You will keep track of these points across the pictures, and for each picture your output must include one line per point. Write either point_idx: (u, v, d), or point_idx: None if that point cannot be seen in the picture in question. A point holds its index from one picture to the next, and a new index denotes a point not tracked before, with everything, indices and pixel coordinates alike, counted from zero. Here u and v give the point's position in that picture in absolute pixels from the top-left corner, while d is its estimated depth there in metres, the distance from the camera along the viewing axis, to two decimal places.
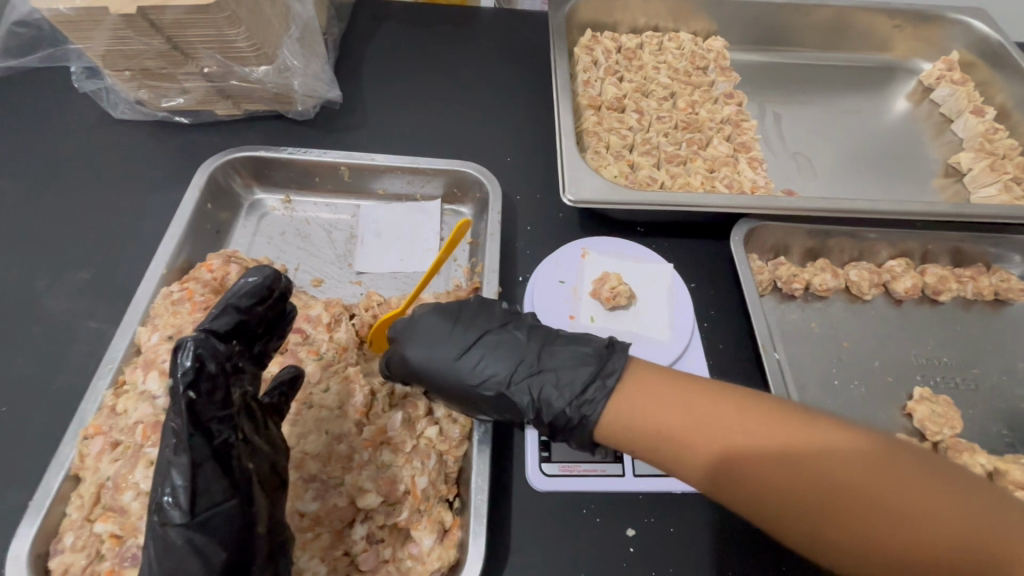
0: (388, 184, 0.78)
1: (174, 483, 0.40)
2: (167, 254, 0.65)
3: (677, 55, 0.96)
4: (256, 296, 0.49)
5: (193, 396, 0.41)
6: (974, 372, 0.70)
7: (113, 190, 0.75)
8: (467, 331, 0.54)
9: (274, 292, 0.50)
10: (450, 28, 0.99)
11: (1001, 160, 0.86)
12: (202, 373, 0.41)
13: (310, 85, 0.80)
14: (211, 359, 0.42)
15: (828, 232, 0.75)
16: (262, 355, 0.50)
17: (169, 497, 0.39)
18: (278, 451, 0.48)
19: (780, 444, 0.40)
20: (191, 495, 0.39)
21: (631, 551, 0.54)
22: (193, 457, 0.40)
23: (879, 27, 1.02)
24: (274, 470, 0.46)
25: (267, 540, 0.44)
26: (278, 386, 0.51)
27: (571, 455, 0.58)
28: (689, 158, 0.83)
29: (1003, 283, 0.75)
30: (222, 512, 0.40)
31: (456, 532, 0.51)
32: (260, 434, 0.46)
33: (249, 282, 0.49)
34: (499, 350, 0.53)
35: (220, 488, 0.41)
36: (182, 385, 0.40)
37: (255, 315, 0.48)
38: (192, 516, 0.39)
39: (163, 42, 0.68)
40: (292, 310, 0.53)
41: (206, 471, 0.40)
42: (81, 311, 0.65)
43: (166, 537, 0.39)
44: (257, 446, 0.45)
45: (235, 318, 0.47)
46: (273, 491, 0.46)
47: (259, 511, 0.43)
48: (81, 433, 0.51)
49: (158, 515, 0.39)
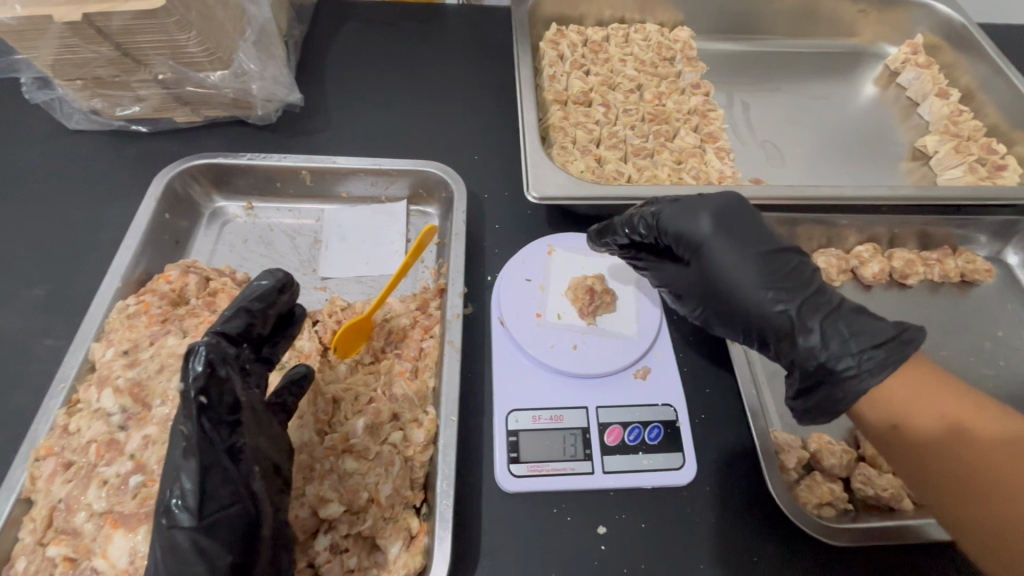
0: (352, 187, 0.77)
1: (182, 486, 0.38)
2: (123, 267, 0.64)
3: (644, 46, 0.95)
4: (267, 299, 0.49)
5: (204, 400, 0.40)
6: (943, 354, 0.70)
7: (68, 204, 0.74)
8: (764, 242, 0.56)
9: (285, 295, 0.50)
10: (414, 26, 0.98)
11: (966, 141, 0.86)
12: (213, 377, 0.41)
13: (269, 89, 0.79)
14: (222, 364, 0.42)
15: (796, 220, 0.74)
16: (270, 357, 0.50)
17: (178, 499, 0.38)
18: (281, 452, 0.47)
19: (918, 411, 0.47)
20: (200, 497, 0.38)
21: (602, 549, 0.53)
22: (202, 461, 0.39)
23: (844, 13, 1.02)
24: (278, 473, 0.45)
25: (271, 542, 0.43)
26: (287, 386, 0.51)
27: (540, 455, 0.57)
28: (656, 150, 0.82)
29: (969, 265, 0.75)
30: (228, 516, 0.39)
31: (423, 537, 0.51)
32: (266, 436, 0.45)
33: (260, 285, 0.49)
34: (726, 245, 0.55)
35: (227, 491, 0.40)
36: (193, 389, 0.40)
37: (264, 318, 0.48)
38: (200, 519, 0.38)
39: (112, 50, 0.66)
40: (301, 312, 0.53)
41: (216, 474, 0.39)
42: (35, 329, 0.64)
43: (172, 541, 0.38)
44: (264, 448, 0.45)
45: (244, 321, 0.47)
46: (277, 493, 0.45)
47: (266, 514, 0.42)
48: (33, 455, 0.51)
49: (165, 518, 0.38)
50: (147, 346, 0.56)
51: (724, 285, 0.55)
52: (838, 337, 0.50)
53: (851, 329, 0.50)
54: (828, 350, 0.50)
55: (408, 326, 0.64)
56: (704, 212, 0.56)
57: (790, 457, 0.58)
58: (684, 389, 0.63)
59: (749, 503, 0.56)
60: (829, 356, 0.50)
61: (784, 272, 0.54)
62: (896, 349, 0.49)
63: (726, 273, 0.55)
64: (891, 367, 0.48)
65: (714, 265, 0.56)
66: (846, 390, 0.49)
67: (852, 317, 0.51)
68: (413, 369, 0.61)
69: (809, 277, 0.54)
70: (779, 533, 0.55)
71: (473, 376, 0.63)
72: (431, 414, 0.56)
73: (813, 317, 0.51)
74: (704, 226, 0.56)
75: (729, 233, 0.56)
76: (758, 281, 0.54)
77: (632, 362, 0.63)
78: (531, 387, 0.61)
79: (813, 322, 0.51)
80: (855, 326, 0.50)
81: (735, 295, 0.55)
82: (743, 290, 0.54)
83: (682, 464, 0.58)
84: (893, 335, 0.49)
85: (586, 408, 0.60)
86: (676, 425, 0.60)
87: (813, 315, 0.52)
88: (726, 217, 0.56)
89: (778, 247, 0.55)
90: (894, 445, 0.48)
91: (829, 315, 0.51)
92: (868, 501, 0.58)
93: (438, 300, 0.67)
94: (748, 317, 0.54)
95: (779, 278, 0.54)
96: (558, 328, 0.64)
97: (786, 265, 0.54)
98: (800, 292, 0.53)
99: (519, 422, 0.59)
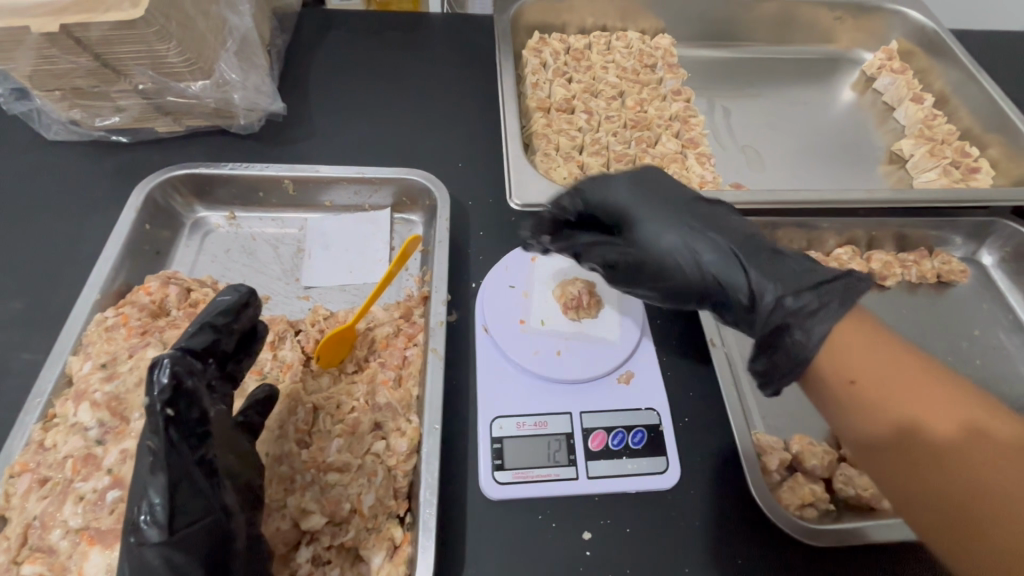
0: (335, 196, 0.77)
1: (151, 501, 0.38)
2: (102, 278, 0.63)
3: (625, 54, 0.96)
4: (232, 314, 0.49)
5: (171, 412, 0.40)
6: (922, 354, 0.71)
7: (47, 216, 0.73)
8: (678, 195, 0.61)
9: (250, 309, 0.50)
10: (397, 34, 0.98)
11: (941, 145, 0.88)
12: (180, 390, 0.41)
13: (251, 99, 0.79)
14: (188, 376, 0.42)
15: (776, 224, 0.75)
16: (234, 374, 0.49)
17: (146, 516, 0.38)
18: (253, 470, 0.47)
19: (920, 407, 0.44)
20: (169, 511, 0.38)
21: (587, 555, 0.53)
22: (171, 476, 0.39)
23: (820, 21, 1.04)
24: (252, 489, 0.46)
25: (246, 557, 0.43)
26: (252, 405, 0.51)
27: (524, 462, 0.57)
28: (638, 156, 0.83)
29: (945, 266, 0.77)
30: (199, 529, 0.39)
31: (407, 547, 0.50)
32: (236, 453, 0.46)
33: (222, 301, 0.49)
34: (643, 208, 0.60)
35: (198, 505, 0.40)
36: (159, 402, 0.40)
37: (228, 332, 0.48)
38: (169, 534, 0.38)
39: (91, 60, 0.65)
40: (264, 327, 0.52)
41: (185, 489, 0.39)
42: (13, 343, 0.63)
43: (142, 558, 0.38)
44: (234, 465, 0.45)
45: (210, 336, 0.47)
46: (250, 509, 0.45)
47: (239, 528, 0.42)
48: (8, 471, 0.50)
49: (134, 536, 0.38)
50: (125, 359, 0.55)
51: (654, 242, 0.58)
52: (772, 283, 0.53)
53: (779, 273, 0.53)
54: (781, 286, 0.52)
55: (391, 334, 0.64)
56: (619, 179, 0.62)
57: (772, 459, 0.59)
58: (668, 393, 0.63)
59: (734, 507, 0.56)
60: (784, 292, 0.52)
61: (731, 228, 0.59)
62: (846, 286, 0.50)
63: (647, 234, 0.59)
64: (832, 319, 0.49)
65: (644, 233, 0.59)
66: (808, 332, 0.49)
67: (783, 270, 0.54)
68: (397, 378, 0.60)
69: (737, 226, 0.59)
70: (764, 537, 0.55)
71: (458, 383, 0.63)
72: (414, 423, 0.56)
73: (738, 271, 0.55)
74: (623, 191, 0.61)
75: (654, 192, 0.61)
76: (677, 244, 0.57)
77: (614, 366, 0.63)
78: (516, 394, 0.61)
79: (743, 272, 0.55)
80: (767, 272, 0.54)
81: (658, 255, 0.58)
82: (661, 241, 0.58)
83: (666, 468, 0.58)
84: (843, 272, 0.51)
85: (570, 413, 0.60)
86: (659, 428, 0.60)
87: (749, 262, 0.55)
88: (643, 184, 0.62)
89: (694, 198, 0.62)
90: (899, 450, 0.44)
91: (750, 248, 0.56)
92: (849, 502, 0.59)
93: (422, 307, 0.67)
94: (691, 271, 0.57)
95: (702, 222, 0.58)
96: (541, 334, 0.64)
97: (696, 213, 0.59)
98: (732, 236, 0.57)
99: (504, 429, 0.59)
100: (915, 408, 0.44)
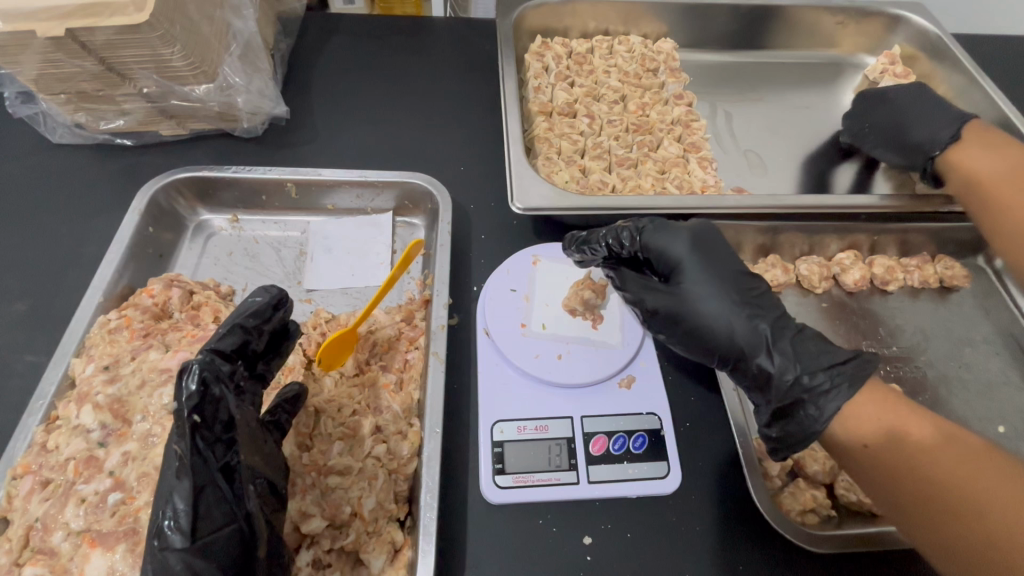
0: (338, 200, 0.77)
1: (175, 507, 0.38)
2: (105, 281, 0.63)
3: (628, 57, 0.97)
4: (262, 316, 0.50)
5: (197, 419, 0.41)
6: (924, 359, 0.71)
7: (51, 219, 0.73)
8: (732, 273, 0.56)
9: (279, 311, 0.51)
10: (400, 38, 0.98)
11: None
12: (208, 396, 0.42)
13: (254, 102, 0.79)
14: (216, 382, 0.43)
15: (778, 228, 0.75)
16: (264, 374, 0.50)
17: (170, 521, 0.38)
18: (277, 470, 0.47)
19: (902, 420, 0.48)
20: (193, 518, 0.38)
21: (587, 560, 0.53)
22: (195, 481, 0.39)
23: (823, 25, 1.04)
24: (275, 492, 0.45)
25: (267, 562, 0.42)
26: (280, 405, 0.51)
27: (525, 466, 0.57)
28: (640, 160, 0.84)
29: (948, 271, 0.77)
30: (222, 536, 0.39)
31: (408, 550, 0.51)
32: (261, 454, 0.45)
33: (254, 302, 0.50)
34: (699, 287, 0.54)
35: (221, 511, 0.40)
36: (187, 408, 0.41)
37: (258, 334, 0.49)
38: (193, 540, 0.38)
39: (96, 64, 0.66)
40: (295, 328, 0.54)
41: (209, 495, 0.40)
42: (16, 344, 0.63)
43: (164, 562, 0.37)
44: (260, 467, 0.45)
45: (239, 338, 0.48)
46: (273, 512, 0.44)
47: (262, 533, 0.42)
48: (10, 473, 0.50)
49: (157, 541, 0.38)
50: (128, 361, 0.56)
51: (697, 310, 0.54)
52: (796, 361, 0.51)
53: (807, 352, 0.52)
54: (798, 369, 0.51)
55: (393, 338, 0.65)
56: (683, 236, 0.57)
57: (774, 465, 0.60)
58: (669, 399, 0.63)
59: (736, 512, 0.56)
60: (801, 374, 0.51)
61: (757, 305, 0.54)
62: (855, 370, 0.50)
63: (698, 305, 0.54)
64: (845, 397, 0.49)
65: (688, 288, 0.55)
66: (821, 407, 0.50)
67: (811, 345, 0.53)
68: (398, 381, 0.62)
69: (771, 304, 0.55)
70: (766, 543, 0.55)
71: (459, 388, 0.63)
72: (415, 426, 0.56)
73: (772, 343, 0.52)
74: (681, 251, 0.56)
75: (716, 274, 0.55)
76: (729, 320, 0.53)
77: (616, 371, 0.63)
78: (516, 398, 0.61)
79: (783, 348, 0.52)
80: (803, 348, 0.52)
81: (707, 323, 0.54)
82: (708, 311, 0.54)
83: (667, 473, 0.58)
84: (852, 354, 0.52)
85: (572, 417, 0.60)
86: (661, 434, 0.60)
87: (781, 337, 0.53)
88: (703, 243, 0.57)
89: (746, 272, 0.56)
90: (885, 459, 0.47)
91: (783, 320, 0.54)
92: (850, 508, 0.58)
93: (423, 310, 0.67)
94: (723, 342, 0.53)
95: (749, 306, 0.54)
96: (543, 338, 0.64)
97: (749, 293, 0.55)
98: (769, 316, 0.54)
99: (504, 433, 0.59)
100: (899, 418, 0.48)
